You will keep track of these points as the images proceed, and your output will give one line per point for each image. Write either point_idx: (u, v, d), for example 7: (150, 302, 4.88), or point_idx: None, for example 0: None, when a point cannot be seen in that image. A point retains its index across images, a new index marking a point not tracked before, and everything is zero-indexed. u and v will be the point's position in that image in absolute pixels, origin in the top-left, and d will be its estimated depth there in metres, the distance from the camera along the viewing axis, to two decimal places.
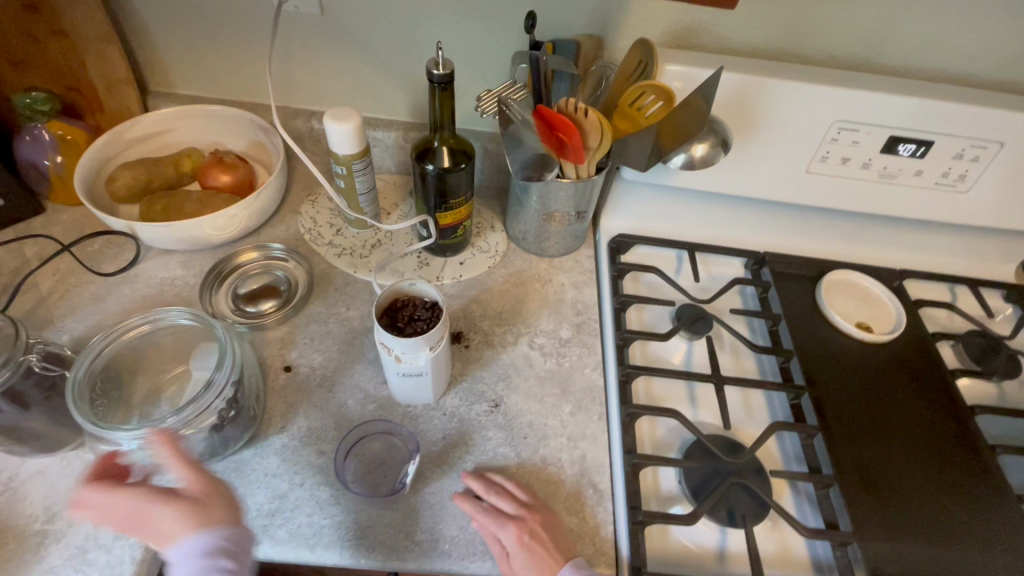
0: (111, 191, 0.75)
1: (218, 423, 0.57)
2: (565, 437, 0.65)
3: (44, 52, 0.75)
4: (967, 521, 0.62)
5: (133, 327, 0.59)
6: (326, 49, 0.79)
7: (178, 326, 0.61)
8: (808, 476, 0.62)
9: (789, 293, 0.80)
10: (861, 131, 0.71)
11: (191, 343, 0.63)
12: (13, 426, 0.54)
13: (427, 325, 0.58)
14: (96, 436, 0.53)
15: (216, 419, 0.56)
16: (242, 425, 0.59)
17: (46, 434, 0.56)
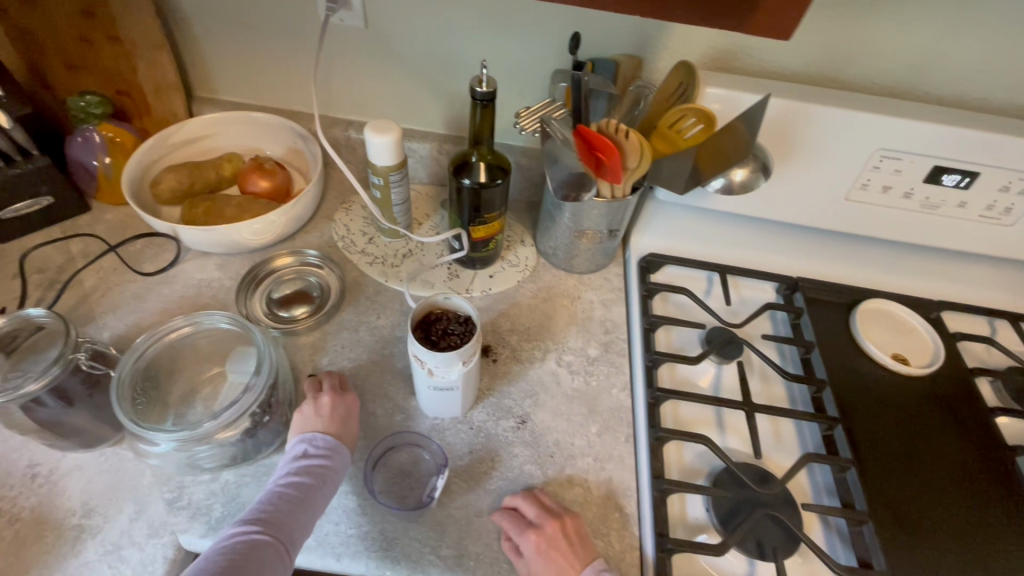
0: (155, 193, 0.78)
1: (251, 427, 0.57)
2: (591, 458, 0.65)
3: (98, 57, 0.78)
4: (1007, 567, 0.60)
5: (175, 328, 0.61)
6: (367, 61, 0.81)
7: (219, 329, 0.63)
8: (841, 512, 0.61)
9: (822, 321, 0.79)
10: (904, 160, 0.70)
11: (229, 345, 0.64)
12: (57, 422, 0.55)
13: (460, 341, 0.58)
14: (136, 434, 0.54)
15: (250, 423, 0.57)
16: (274, 429, 0.60)
17: (87, 430, 0.58)
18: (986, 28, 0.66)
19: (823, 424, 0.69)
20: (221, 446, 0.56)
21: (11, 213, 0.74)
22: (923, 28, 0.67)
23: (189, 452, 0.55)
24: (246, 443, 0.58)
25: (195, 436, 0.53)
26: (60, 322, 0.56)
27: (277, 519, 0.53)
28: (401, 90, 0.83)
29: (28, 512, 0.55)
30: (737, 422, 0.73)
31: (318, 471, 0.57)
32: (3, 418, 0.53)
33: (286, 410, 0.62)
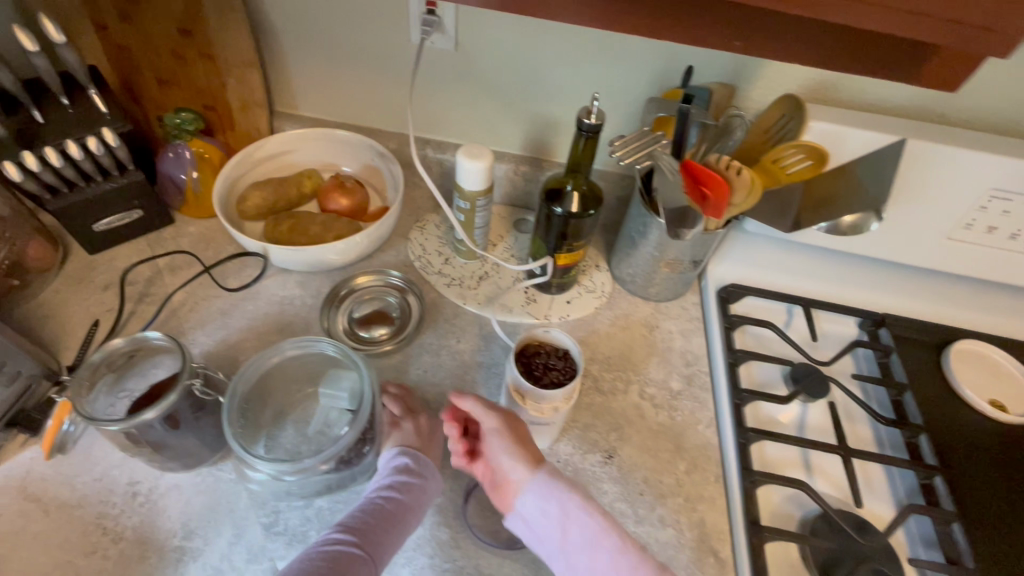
0: (242, 208, 0.78)
1: (349, 458, 0.57)
2: (682, 498, 0.64)
3: (190, 73, 0.79)
4: None
5: (285, 351, 0.62)
6: (452, 82, 0.80)
7: (319, 354, 0.63)
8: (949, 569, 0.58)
9: (913, 361, 0.76)
10: (1014, 201, 0.67)
11: (323, 371, 0.65)
12: (161, 443, 0.56)
13: (563, 378, 0.57)
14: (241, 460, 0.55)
15: (348, 454, 0.57)
16: (368, 458, 0.60)
17: (187, 451, 0.58)
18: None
19: (922, 473, 0.66)
20: (319, 477, 0.56)
21: (104, 226, 0.75)
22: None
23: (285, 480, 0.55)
24: (340, 475, 0.58)
25: (296, 469, 0.53)
26: (179, 347, 0.59)
27: (368, 531, 0.53)
28: (483, 111, 0.83)
29: (131, 531, 0.56)
30: (825, 464, 0.71)
31: (412, 490, 0.57)
32: (114, 439, 0.53)
33: (378, 439, 0.62)
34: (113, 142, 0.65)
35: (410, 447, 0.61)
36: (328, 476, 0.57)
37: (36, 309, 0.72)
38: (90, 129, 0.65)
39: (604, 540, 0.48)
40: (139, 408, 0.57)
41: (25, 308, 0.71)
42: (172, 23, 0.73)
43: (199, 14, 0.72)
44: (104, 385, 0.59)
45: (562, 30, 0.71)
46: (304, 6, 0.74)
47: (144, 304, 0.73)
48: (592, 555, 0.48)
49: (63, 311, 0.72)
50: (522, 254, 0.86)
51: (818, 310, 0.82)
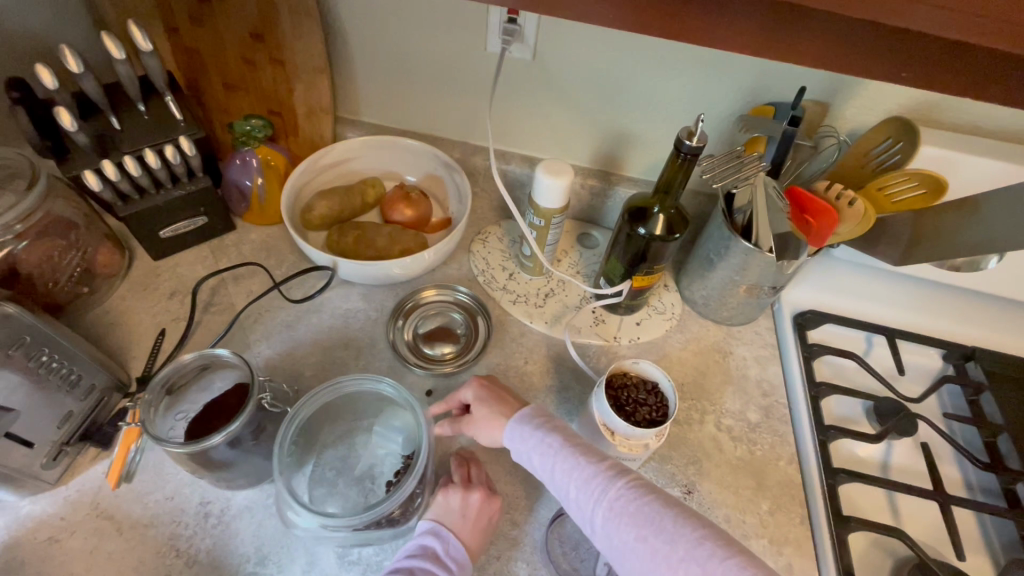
0: (308, 218, 0.77)
1: (396, 516, 0.53)
2: (767, 539, 0.61)
3: (257, 78, 0.77)
4: None
5: (345, 388, 0.57)
6: (524, 92, 0.77)
7: (378, 393, 0.59)
8: None
9: (1008, 400, 0.72)
10: None
11: (376, 408, 0.61)
12: (236, 464, 0.54)
13: (654, 413, 0.54)
14: (287, 504, 0.51)
15: (398, 511, 0.53)
16: (419, 508, 0.56)
17: (261, 472, 0.57)
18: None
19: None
20: (364, 532, 0.52)
21: (170, 233, 0.74)
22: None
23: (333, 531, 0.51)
24: (396, 527, 0.54)
25: (337, 526, 0.49)
26: (247, 367, 0.55)
27: None
28: (553, 122, 0.80)
29: (205, 555, 0.54)
30: (914, 507, 0.67)
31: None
32: (193, 462, 0.52)
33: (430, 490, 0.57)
34: (189, 151, 0.64)
35: (444, 529, 0.54)
36: (378, 528, 0.52)
37: (103, 315, 0.71)
38: (166, 137, 0.64)
39: (614, 481, 0.51)
40: (204, 428, 0.54)
41: (92, 315, 0.70)
42: (245, 28, 0.72)
43: (273, 19, 0.70)
44: (165, 406, 0.55)
45: (649, 42, 0.68)
46: (378, 12, 0.72)
47: (210, 314, 0.72)
48: (620, 520, 0.49)
49: (130, 319, 0.71)
50: (588, 272, 0.84)
51: (902, 341, 0.78)
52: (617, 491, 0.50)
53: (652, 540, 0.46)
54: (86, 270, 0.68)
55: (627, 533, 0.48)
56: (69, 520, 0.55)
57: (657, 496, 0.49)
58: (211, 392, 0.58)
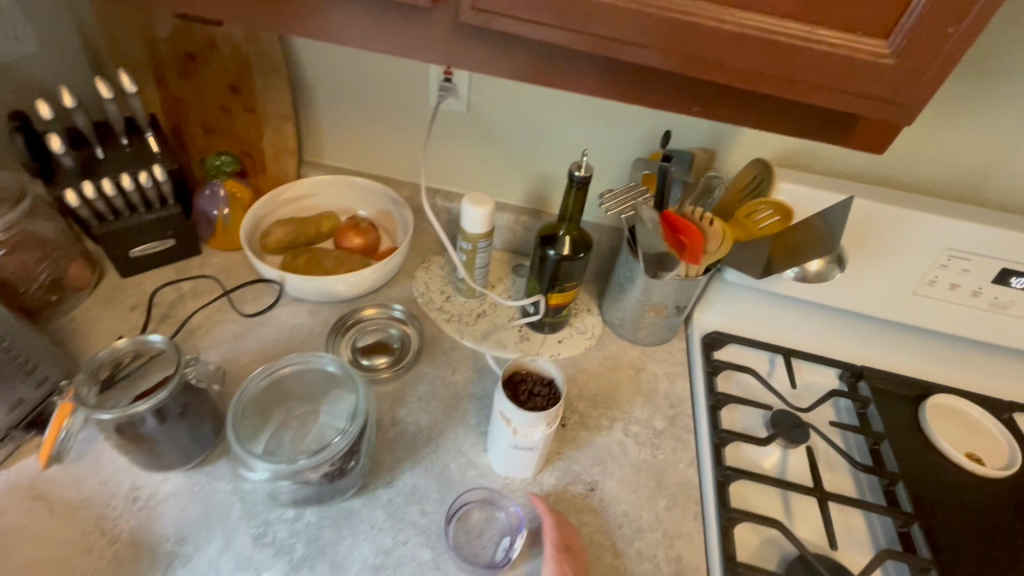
0: (264, 243, 0.86)
1: (332, 472, 0.60)
2: (660, 533, 0.66)
3: (233, 123, 0.87)
4: (949, 475, 0.72)
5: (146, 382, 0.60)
6: (460, 144, 0.89)
7: (317, 371, 0.68)
8: (906, 559, 0.62)
9: (890, 413, 0.78)
10: (971, 260, 0.71)
11: (280, 399, 0.69)
12: (152, 440, 0.59)
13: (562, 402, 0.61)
14: (237, 461, 0.59)
15: (332, 468, 0.60)
16: (353, 476, 0.63)
17: (179, 450, 0.61)
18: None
19: (900, 519, 0.66)
20: (314, 491, 0.61)
21: (138, 253, 0.82)
22: (1014, 134, 0.67)
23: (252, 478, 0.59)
24: (334, 486, 0.61)
25: (287, 471, 0.57)
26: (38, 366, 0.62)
27: None
28: (489, 166, 0.90)
29: (127, 533, 0.59)
30: (809, 511, 0.71)
31: None
32: None
33: (366, 458, 0.65)
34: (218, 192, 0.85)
35: None
36: (331, 499, 0.62)
37: (68, 323, 0.78)
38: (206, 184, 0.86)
39: None
40: None
41: None
42: (223, 82, 0.84)
43: (247, 75, 0.83)
44: None
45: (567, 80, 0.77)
46: (338, 61, 0.83)
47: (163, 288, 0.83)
48: None
49: None
50: (519, 297, 0.91)
51: (798, 360, 0.85)
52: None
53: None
54: (59, 280, 0.76)
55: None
56: (6, 500, 0.59)
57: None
58: (152, 395, 0.57)
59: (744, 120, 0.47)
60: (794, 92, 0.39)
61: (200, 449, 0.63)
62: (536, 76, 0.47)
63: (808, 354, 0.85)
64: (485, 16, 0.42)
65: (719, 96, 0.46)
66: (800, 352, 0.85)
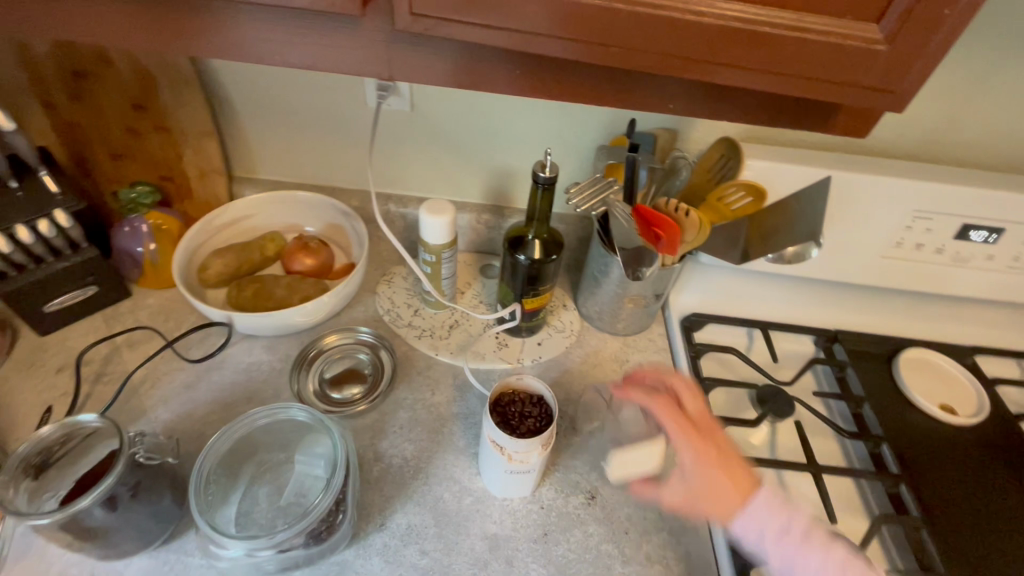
0: (203, 278, 0.77)
1: (318, 532, 0.56)
2: (666, 532, 0.65)
3: (144, 145, 0.76)
4: (927, 428, 0.75)
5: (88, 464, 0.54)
6: (407, 145, 0.81)
7: (281, 420, 0.62)
8: (899, 521, 0.64)
9: (866, 374, 0.80)
10: (934, 219, 0.72)
11: (244, 458, 0.63)
12: (106, 531, 0.52)
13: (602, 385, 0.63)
14: (209, 538, 0.53)
15: (318, 527, 0.55)
16: (342, 530, 0.58)
17: (139, 533, 0.55)
18: (1013, 89, 0.66)
19: (888, 481, 0.69)
20: (298, 554, 0.56)
21: (54, 307, 0.71)
22: (968, 91, 0.67)
23: (230, 553, 0.53)
24: (321, 545, 0.57)
25: (269, 542, 0.52)
26: None
27: None
28: (442, 165, 0.84)
29: None
30: (803, 484, 0.72)
31: None
32: None
33: (353, 506, 0.60)
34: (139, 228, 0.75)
35: None
36: (317, 558, 0.58)
37: None
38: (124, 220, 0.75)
39: None
40: None
41: None
42: (124, 100, 0.72)
43: (152, 90, 0.72)
44: None
45: None
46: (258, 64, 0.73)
47: (91, 343, 0.74)
48: None
49: None
50: (491, 300, 0.87)
51: (775, 331, 0.85)
52: (801, 530, 0.60)
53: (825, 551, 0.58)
54: None
55: (773, 529, 0.60)
56: None
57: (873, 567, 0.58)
58: (94, 486, 0.50)
59: (724, 113, 0.44)
60: (778, 86, 0.37)
61: (164, 527, 0.57)
62: (494, 84, 0.43)
63: (784, 325, 0.85)
64: (427, 22, 0.36)
65: (696, 91, 0.42)
66: (778, 324, 0.85)
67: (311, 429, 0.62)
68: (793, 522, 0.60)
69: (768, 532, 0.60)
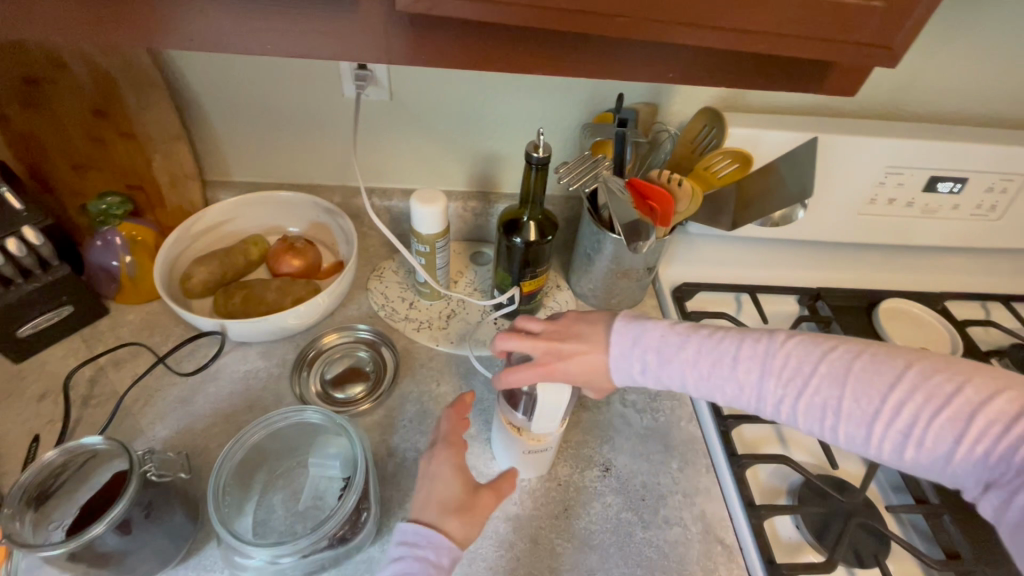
0: (187, 288, 0.74)
1: (343, 533, 0.55)
2: (681, 494, 0.67)
3: (109, 153, 0.72)
4: None
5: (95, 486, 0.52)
6: (388, 136, 0.80)
7: (300, 424, 0.61)
8: None
9: (850, 327, 0.84)
10: (904, 174, 0.76)
11: (258, 466, 0.61)
12: (121, 553, 0.50)
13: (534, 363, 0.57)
14: (232, 548, 0.52)
15: (343, 528, 0.55)
16: (367, 529, 0.58)
17: (155, 553, 0.53)
18: (967, 45, 0.70)
19: None
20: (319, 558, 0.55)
21: (29, 330, 0.67)
22: (928, 49, 0.70)
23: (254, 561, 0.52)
24: (345, 546, 0.56)
25: (294, 548, 0.51)
26: None
27: None
28: (425, 154, 0.82)
29: None
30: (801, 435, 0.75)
31: None
32: None
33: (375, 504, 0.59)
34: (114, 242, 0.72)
35: None
36: (338, 561, 0.57)
37: None
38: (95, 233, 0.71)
39: None
40: None
41: None
42: (84, 106, 0.68)
43: (114, 94, 0.68)
44: None
45: None
46: (226, 60, 0.70)
47: (73, 365, 0.70)
48: None
49: None
50: (485, 288, 0.87)
51: (761, 294, 0.88)
52: (678, 339, 0.56)
53: (712, 374, 0.55)
54: None
55: (676, 368, 0.56)
56: None
57: (745, 333, 0.56)
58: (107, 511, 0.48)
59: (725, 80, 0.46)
60: (767, 47, 0.39)
61: (180, 545, 0.55)
62: (499, 63, 0.43)
63: (771, 288, 0.88)
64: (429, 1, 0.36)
65: (698, 58, 0.43)
66: (764, 287, 0.88)
67: (327, 432, 0.61)
68: (666, 331, 0.57)
69: (649, 359, 0.57)
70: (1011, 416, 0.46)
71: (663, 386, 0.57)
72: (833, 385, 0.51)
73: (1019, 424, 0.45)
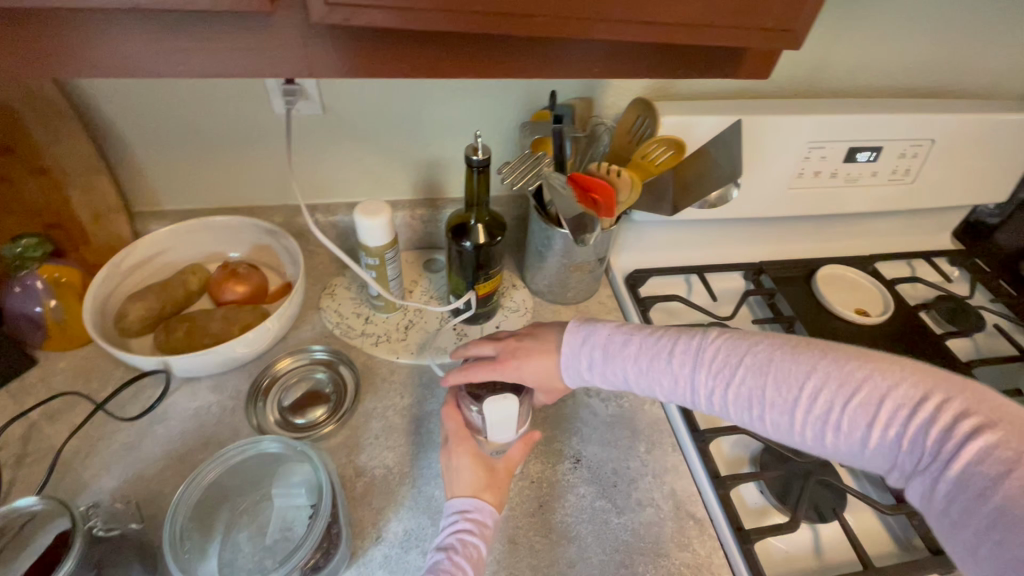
0: (122, 327, 0.70)
1: (314, 562, 0.53)
2: (650, 475, 0.69)
3: (19, 192, 0.67)
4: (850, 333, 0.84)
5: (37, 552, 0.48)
6: (325, 150, 0.78)
7: (258, 455, 0.59)
8: None
9: (792, 296, 0.88)
10: (826, 147, 0.80)
11: (219, 504, 0.59)
12: None
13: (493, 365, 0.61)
14: None
15: (314, 557, 0.53)
16: (340, 553, 0.56)
17: None
18: (868, 23, 0.75)
19: None
20: None
21: None
22: (834, 30, 0.75)
23: None
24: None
25: None
26: None
27: None
28: (365, 166, 0.81)
29: None
30: None
31: None
32: None
33: (345, 527, 0.58)
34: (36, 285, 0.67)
35: None
36: None
37: None
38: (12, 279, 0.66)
39: None
40: None
41: None
42: None
43: (18, 127, 0.63)
44: None
45: None
46: (142, 84, 0.67)
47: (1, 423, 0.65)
48: None
49: None
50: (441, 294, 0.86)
51: (709, 274, 0.91)
52: (622, 338, 0.60)
53: (650, 370, 0.58)
54: None
55: (627, 366, 0.59)
56: None
57: (683, 330, 0.60)
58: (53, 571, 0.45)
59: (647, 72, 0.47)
60: (671, 38, 0.40)
61: None
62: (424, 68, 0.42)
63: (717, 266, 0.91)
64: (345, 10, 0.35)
65: (618, 52, 0.45)
66: (710, 266, 0.91)
67: (288, 460, 0.59)
68: (612, 331, 0.61)
69: (596, 356, 0.60)
70: (915, 401, 0.48)
71: (610, 384, 0.61)
72: (756, 376, 0.54)
73: (922, 408, 0.48)
